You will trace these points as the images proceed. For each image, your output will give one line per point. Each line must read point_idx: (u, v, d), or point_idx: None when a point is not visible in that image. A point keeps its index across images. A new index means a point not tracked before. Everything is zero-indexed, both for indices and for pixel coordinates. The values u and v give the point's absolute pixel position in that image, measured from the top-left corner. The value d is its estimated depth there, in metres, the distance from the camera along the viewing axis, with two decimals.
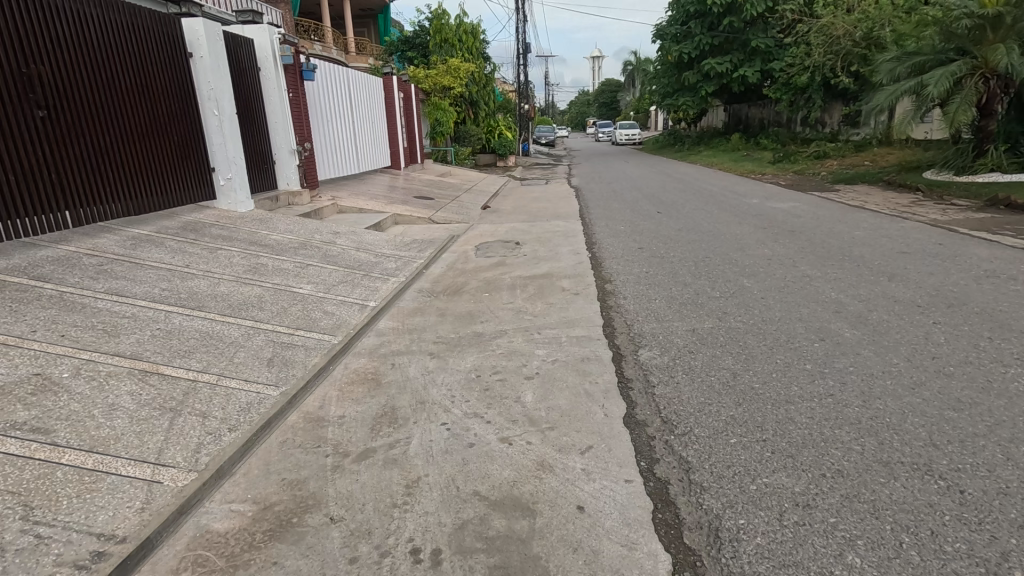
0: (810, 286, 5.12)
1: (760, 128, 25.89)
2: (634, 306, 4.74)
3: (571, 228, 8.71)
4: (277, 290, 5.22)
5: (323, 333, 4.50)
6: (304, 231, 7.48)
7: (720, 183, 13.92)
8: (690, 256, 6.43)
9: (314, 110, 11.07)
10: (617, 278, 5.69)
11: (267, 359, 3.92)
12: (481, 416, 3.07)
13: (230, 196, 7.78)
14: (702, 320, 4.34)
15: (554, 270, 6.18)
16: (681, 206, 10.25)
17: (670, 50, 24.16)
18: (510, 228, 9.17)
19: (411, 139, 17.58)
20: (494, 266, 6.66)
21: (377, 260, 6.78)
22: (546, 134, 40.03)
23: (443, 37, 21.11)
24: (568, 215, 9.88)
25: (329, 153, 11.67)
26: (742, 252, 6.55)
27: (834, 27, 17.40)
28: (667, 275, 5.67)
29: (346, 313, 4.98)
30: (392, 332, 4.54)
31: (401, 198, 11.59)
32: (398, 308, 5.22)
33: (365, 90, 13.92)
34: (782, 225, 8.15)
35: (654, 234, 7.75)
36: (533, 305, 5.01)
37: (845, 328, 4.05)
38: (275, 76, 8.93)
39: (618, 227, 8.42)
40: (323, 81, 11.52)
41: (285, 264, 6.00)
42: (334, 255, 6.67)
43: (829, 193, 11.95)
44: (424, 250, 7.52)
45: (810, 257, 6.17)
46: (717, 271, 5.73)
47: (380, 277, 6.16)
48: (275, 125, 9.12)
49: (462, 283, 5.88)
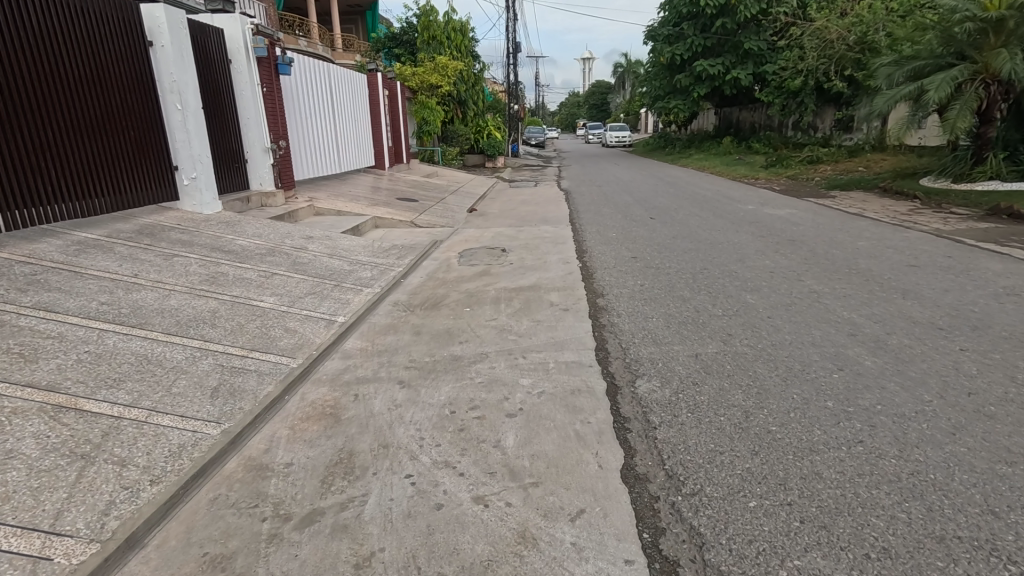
0: (818, 303, 4.72)
1: (751, 132, 25.68)
2: (629, 325, 4.30)
3: (560, 234, 8.26)
4: (234, 304, 4.71)
5: (281, 355, 3.99)
6: (274, 235, 6.96)
7: (714, 188, 13.56)
8: (687, 267, 6.01)
9: (291, 106, 10.51)
10: (610, 292, 5.24)
11: (211, 389, 3.41)
12: (453, 466, 2.60)
13: (194, 197, 7.22)
14: (705, 343, 3.91)
15: (541, 281, 5.72)
16: (675, 212, 9.85)
17: (662, 51, 23.81)
18: (497, 233, 8.70)
19: (397, 138, 17.05)
20: (478, 275, 6.19)
21: (351, 268, 6.29)
22: (536, 135, 39.62)
23: (431, 34, 20.61)
24: (557, 219, 9.44)
25: (308, 152, 11.12)
26: (742, 263, 6.15)
27: (828, 30, 17.18)
28: (664, 289, 5.23)
29: (310, 330, 4.48)
30: (360, 354, 4.05)
31: (382, 199, 11.07)
32: (370, 324, 4.73)
33: (348, 86, 13.35)
34: (782, 233, 7.77)
35: (648, 242, 7.32)
36: (518, 322, 4.54)
37: (863, 355, 3.63)
38: (247, 69, 8.38)
39: (610, 234, 7.98)
40: (301, 76, 10.96)
41: (248, 273, 5.49)
42: (303, 262, 6.16)
43: (826, 200, 11.63)
44: (403, 257, 7.03)
45: (815, 270, 5.77)
46: (717, 285, 5.31)
47: (353, 287, 5.66)
48: (247, 122, 8.56)
49: (442, 296, 5.41)
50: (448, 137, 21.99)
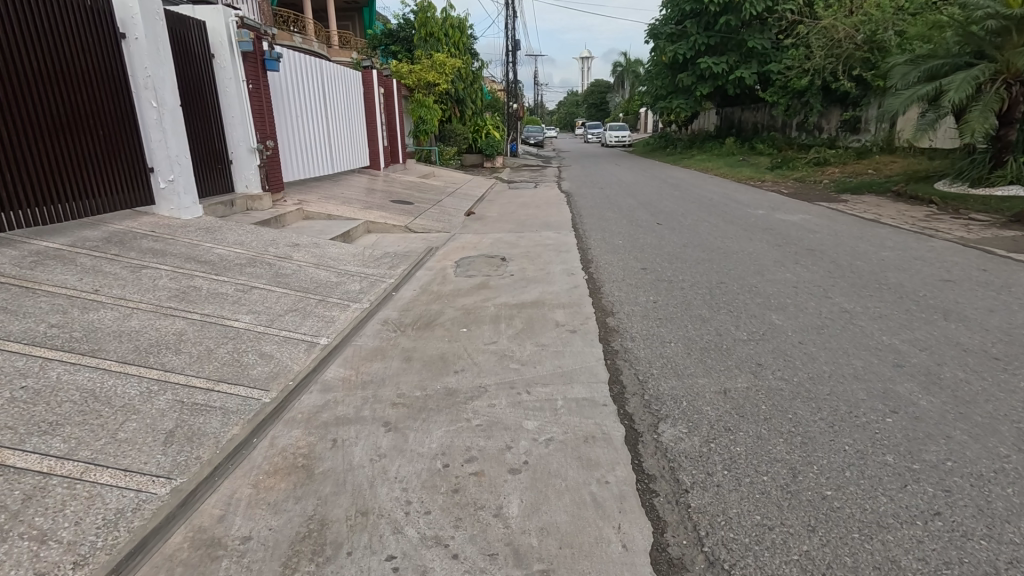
0: (853, 326, 4.26)
1: (754, 132, 25.27)
2: (645, 352, 3.84)
3: (562, 240, 7.80)
4: (204, 324, 4.23)
5: (252, 387, 3.51)
6: (257, 242, 6.48)
7: (720, 191, 13.11)
8: (702, 281, 5.55)
9: (279, 103, 10.00)
10: (621, 310, 4.78)
11: (164, 434, 2.93)
12: (446, 545, 2.14)
13: (172, 201, 6.74)
14: (734, 377, 3.45)
15: (544, 297, 5.25)
16: (682, 217, 9.39)
17: (664, 50, 23.33)
18: (496, 239, 8.23)
19: (393, 138, 16.55)
20: (475, 288, 5.72)
21: (339, 279, 5.81)
22: (535, 135, 39.14)
23: (428, 31, 20.12)
24: (559, 225, 8.97)
25: (298, 152, 10.63)
26: (761, 276, 5.70)
27: (835, 28, 16.77)
28: (679, 307, 4.78)
29: (288, 355, 4.01)
30: (342, 386, 3.57)
31: (376, 202, 10.59)
32: (355, 347, 4.26)
33: (341, 84, 12.85)
34: (799, 241, 7.31)
35: (658, 251, 6.86)
36: (520, 347, 4.07)
37: (917, 392, 3.18)
38: (232, 64, 7.89)
39: (616, 241, 7.52)
40: (291, 73, 10.47)
41: (224, 287, 5.01)
42: (287, 274, 5.69)
43: (838, 204, 11.18)
44: (396, 266, 6.57)
45: (841, 285, 5.32)
46: (738, 302, 4.86)
47: (339, 302, 5.19)
48: (232, 120, 8.07)
49: (437, 313, 4.93)
50: (445, 136, 21.49)
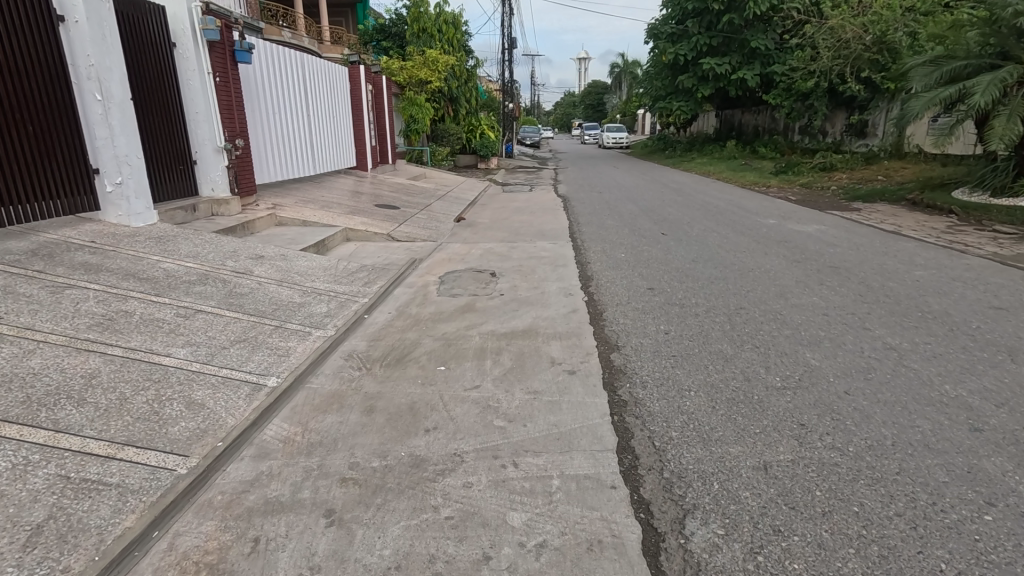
0: (906, 369, 3.57)
1: (755, 135, 24.68)
2: (661, 406, 3.13)
3: (559, 253, 7.10)
4: (125, 362, 3.50)
5: (166, 452, 2.77)
6: (214, 254, 5.75)
7: (725, 197, 12.45)
8: (719, 307, 4.86)
9: (253, 98, 9.23)
10: (628, 344, 4.08)
11: (27, 531, 2.19)
12: None
13: (121, 206, 5.99)
14: (774, 445, 2.74)
15: (538, 324, 4.55)
16: (688, 226, 8.72)
17: (664, 50, 22.64)
18: (486, 250, 7.52)
19: (382, 138, 15.81)
20: (459, 311, 5.01)
21: (303, 299, 5.08)
22: (532, 136, 38.49)
23: (421, 27, 19.39)
24: (555, 234, 8.27)
25: (275, 152, 9.88)
26: (784, 300, 5.02)
27: (844, 28, 16.12)
28: (697, 341, 4.07)
29: (222, 404, 3.26)
30: (282, 452, 2.84)
31: (359, 206, 9.86)
32: (310, 392, 3.53)
33: (324, 80, 12.12)
34: (820, 257, 6.63)
35: (665, 267, 6.16)
36: (508, 394, 3.36)
37: (1012, 472, 2.49)
38: (195, 55, 7.13)
39: (618, 254, 6.83)
40: (267, 67, 9.71)
41: (161, 311, 4.26)
42: (243, 293, 4.96)
43: (850, 213, 10.54)
44: (372, 283, 5.85)
45: (879, 313, 4.64)
46: (762, 335, 4.17)
47: (299, 329, 4.46)
48: (197, 117, 7.33)
49: (412, 345, 4.21)
50: (438, 136, 20.83)
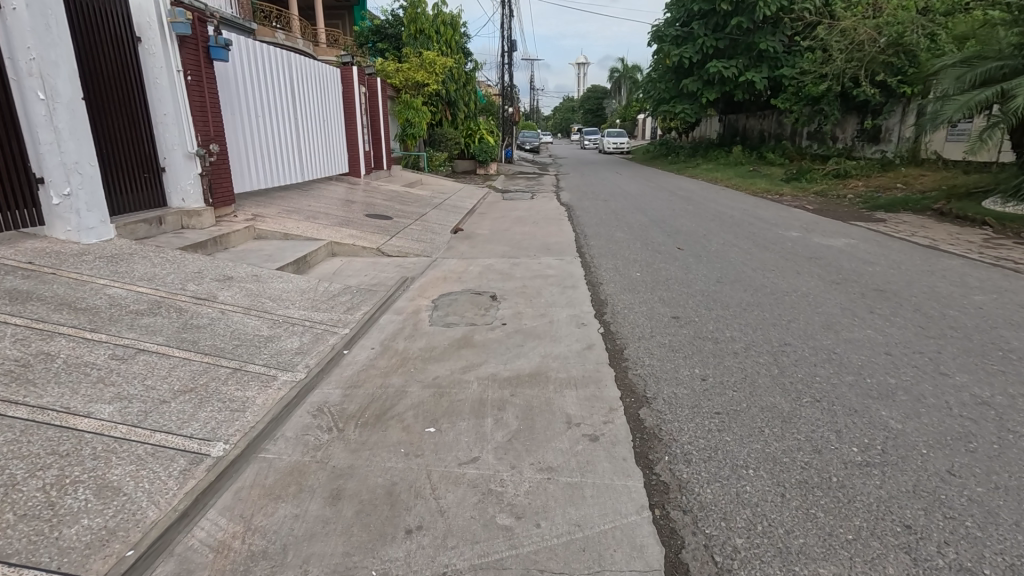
0: (1015, 433, 2.85)
1: (760, 140, 24.06)
2: (715, 497, 2.42)
3: (568, 271, 6.38)
4: (26, 429, 2.74)
5: (50, 572, 2.03)
6: (175, 276, 5.02)
7: (738, 206, 11.76)
8: (759, 343, 4.14)
9: (232, 100, 8.50)
10: (659, 395, 3.36)
11: None
12: None
13: (69, 220, 5.26)
14: (878, 564, 2.03)
15: (549, 365, 3.83)
16: (705, 239, 8.02)
17: (669, 53, 22.14)
18: (486, 266, 6.80)
19: (376, 142, 15.09)
20: (453, 346, 4.28)
21: (272, 331, 4.35)
22: (531, 141, 37.88)
23: (418, 28, 18.71)
24: (561, 248, 7.55)
25: (258, 158, 9.16)
26: (833, 333, 4.31)
27: (857, 30, 15.53)
28: (743, 393, 3.36)
29: (144, 488, 2.51)
30: (210, 569, 2.10)
31: (348, 216, 9.14)
32: (262, 465, 2.79)
33: (313, 82, 11.44)
34: (859, 277, 5.93)
35: (687, 290, 5.46)
36: (514, 473, 2.63)
37: None
38: (162, 51, 6.43)
39: (634, 274, 6.12)
40: (249, 65, 9.00)
41: (93, 353, 3.52)
42: (200, 325, 4.22)
43: (874, 223, 9.84)
44: (355, 309, 5.13)
45: (952, 350, 3.92)
46: (820, 383, 3.46)
47: (262, 373, 3.72)
48: (165, 120, 6.60)
49: (397, 396, 3.47)
50: (435, 141, 19.83)
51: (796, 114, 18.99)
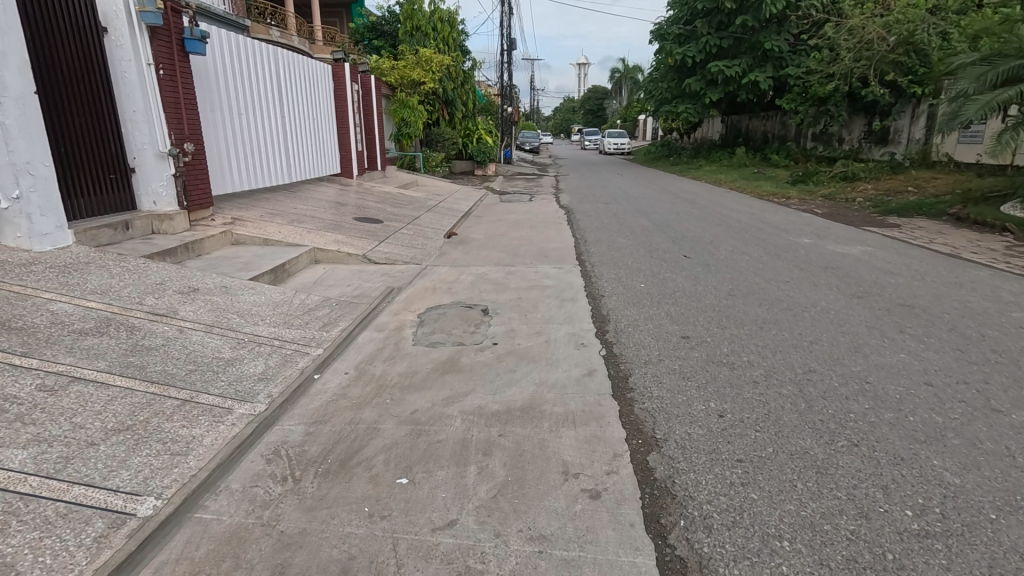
0: None
1: (763, 141, 23.62)
2: None
3: (567, 282, 5.92)
4: None
5: None
6: (133, 288, 4.55)
7: (744, 210, 11.31)
8: (781, 369, 3.68)
9: (212, 96, 8.02)
10: (670, 437, 2.89)
11: None
12: None
13: (20, 225, 4.77)
14: None
15: (545, 396, 3.36)
16: (713, 246, 7.56)
17: (671, 52, 21.66)
18: (479, 275, 6.34)
19: (370, 142, 14.61)
20: (437, 370, 3.81)
21: (234, 353, 3.88)
22: (531, 141, 37.53)
23: (415, 25, 18.24)
24: (560, 255, 7.09)
25: (240, 158, 8.68)
26: (863, 357, 3.85)
27: (867, 28, 15.01)
28: (769, 434, 2.89)
29: (43, 565, 2.04)
30: None
31: (336, 220, 8.69)
32: (198, 528, 2.32)
33: (303, 79, 10.98)
34: (881, 290, 5.48)
35: (697, 305, 4.99)
36: (498, 545, 2.17)
37: None
38: (130, 43, 5.98)
39: (638, 287, 5.66)
40: (231, 60, 8.54)
41: (18, 384, 3.05)
42: (151, 347, 3.75)
43: (888, 229, 9.39)
44: (332, 325, 4.66)
45: (1000, 380, 3.47)
46: (855, 421, 3.00)
47: (216, 405, 3.25)
48: (134, 117, 6.15)
49: (367, 434, 3.00)
50: (432, 141, 19.27)
51: (802, 115, 18.53)
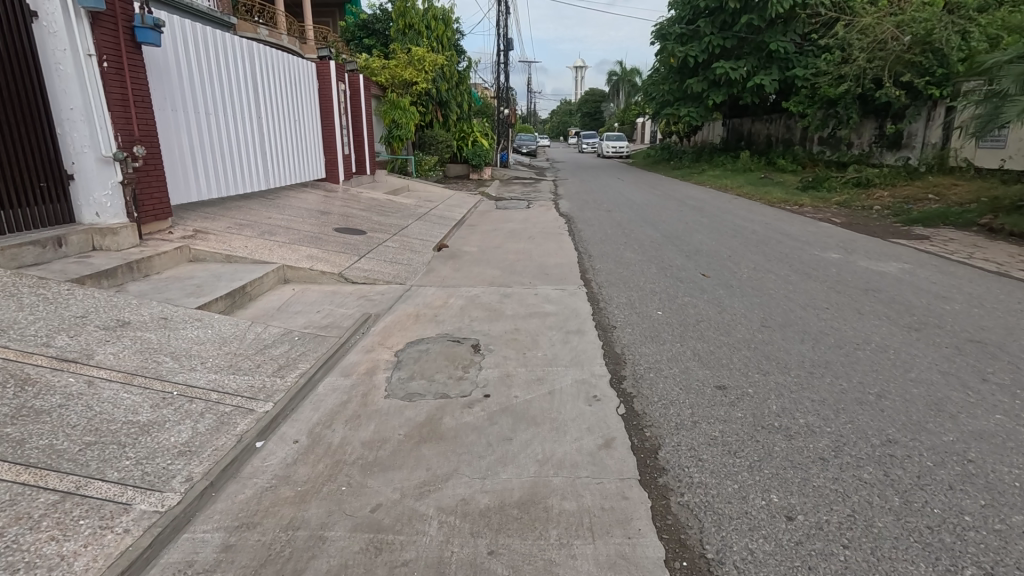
0: None
1: (767, 145, 22.95)
2: None
3: (571, 308, 5.10)
4: None
5: None
6: (44, 324, 3.72)
7: (758, 218, 10.56)
8: (851, 439, 2.88)
9: (173, 94, 7.18)
10: (725, 558, 2.09)
11: None
12: None
13: None
14: None
15: (550, 484, 2.55)
16: (732, 263, 6.77)
17: (672, 51, 20.79)
18: (470, 298, 5.54)
19: (358, 145, 13.79)
20: (409, 439, 2.98)
21: (155, 414, 3.05)
22: (529, 143, 37.06)
23: (407, 22, 17.44)
24: (562, 274, 6.30)
25: (208, 163, 7.84)
26: (950, 420, 3.05)
27: (880, 26, 14.45)
28: (863, 554, 2.10)
29: None
30: None
31: (314, 231, 7.86)
32: None
33: (282, 77, 10.15)
34: (940, 320, 4.70)
35: (728, 343, 4.20)
36: None
37: None
38: (64, 30, 5.16)
39: (654, 316, 4.85)
40: (198, 53, 7.71)
41: None
42: (43, 409, 2.90)
43: (916, 241, 8.64)
44: (288, 368, 3.83)
45: None
46: (974, 530, 2.20)
47: (110, 499, 2.41)
48: (72, 115, 5.32)
49: (308, 550, 2.18)
50: (424, 143, 18.41)
51: (810, 118, 17.82)
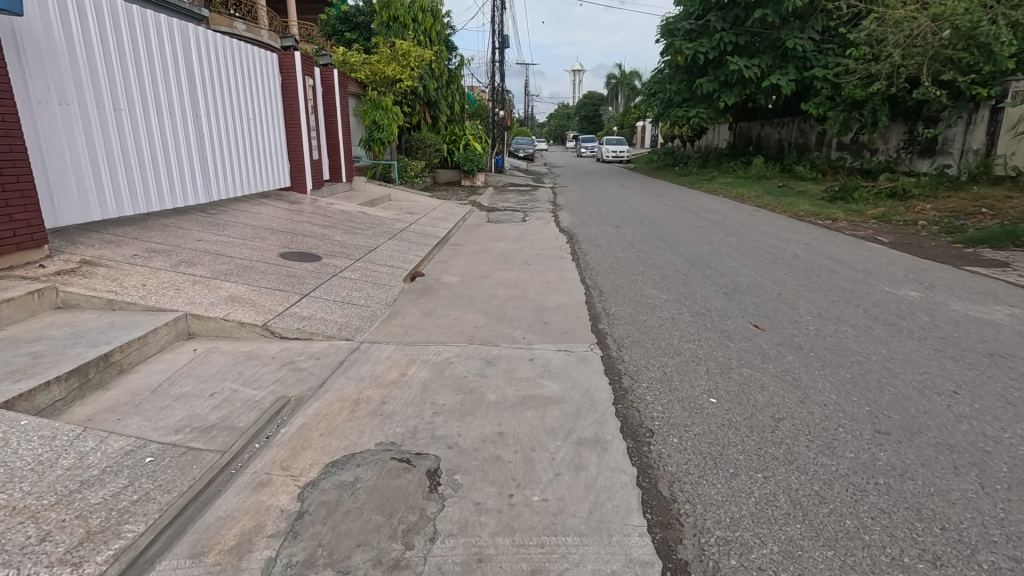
0: None
1: (779, 150, 21.50)
2: None
3: (583, 392, 3.48)
4: None
5: None
6: None
7: (794, 237, 8.98)
8: None
9: (65, 86, 5.57)
10: None
11: None
12: None
13: None
14: None
15: None
16: (788, 306, 5.17)
17: (679, 47, 19.02)
18: (438, 367, 3.92)
19: (331, 148, 12.18)
20: None
21: None
22: (525, 147, 35.77)
23: (392, 14, 15.86)
24: (566, 325, 4.70)
25: (119, 172, 6.22)
26: None
27: (916, 20, 12.97)
28: None
29: None
30: None
31: (251, 258, 6.23)
32: None
33: (231, 67, 8.52)
34: None
35: (843, 476, 2.59)
36: None
37: None
38: None
39: (709, 409, 3.24)
40: (103, 32, 6.05)
41: None
42: None
43: (996, 270, 7.06)
44: (97, 539, 2.19)
45: None
46: None
47: None
48: None
49: None
50: (411, 147, 16.84)
51: (830, 120, 16.34)
